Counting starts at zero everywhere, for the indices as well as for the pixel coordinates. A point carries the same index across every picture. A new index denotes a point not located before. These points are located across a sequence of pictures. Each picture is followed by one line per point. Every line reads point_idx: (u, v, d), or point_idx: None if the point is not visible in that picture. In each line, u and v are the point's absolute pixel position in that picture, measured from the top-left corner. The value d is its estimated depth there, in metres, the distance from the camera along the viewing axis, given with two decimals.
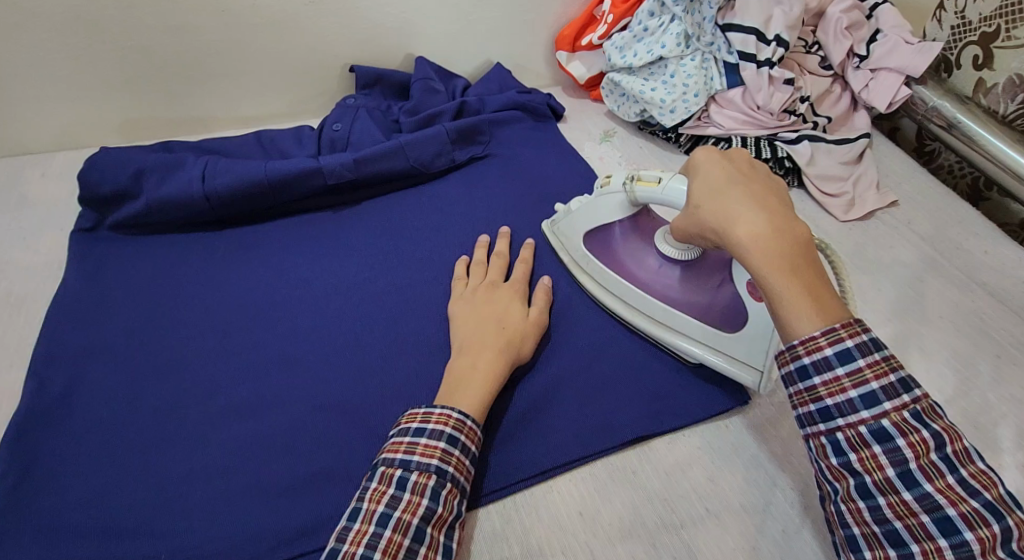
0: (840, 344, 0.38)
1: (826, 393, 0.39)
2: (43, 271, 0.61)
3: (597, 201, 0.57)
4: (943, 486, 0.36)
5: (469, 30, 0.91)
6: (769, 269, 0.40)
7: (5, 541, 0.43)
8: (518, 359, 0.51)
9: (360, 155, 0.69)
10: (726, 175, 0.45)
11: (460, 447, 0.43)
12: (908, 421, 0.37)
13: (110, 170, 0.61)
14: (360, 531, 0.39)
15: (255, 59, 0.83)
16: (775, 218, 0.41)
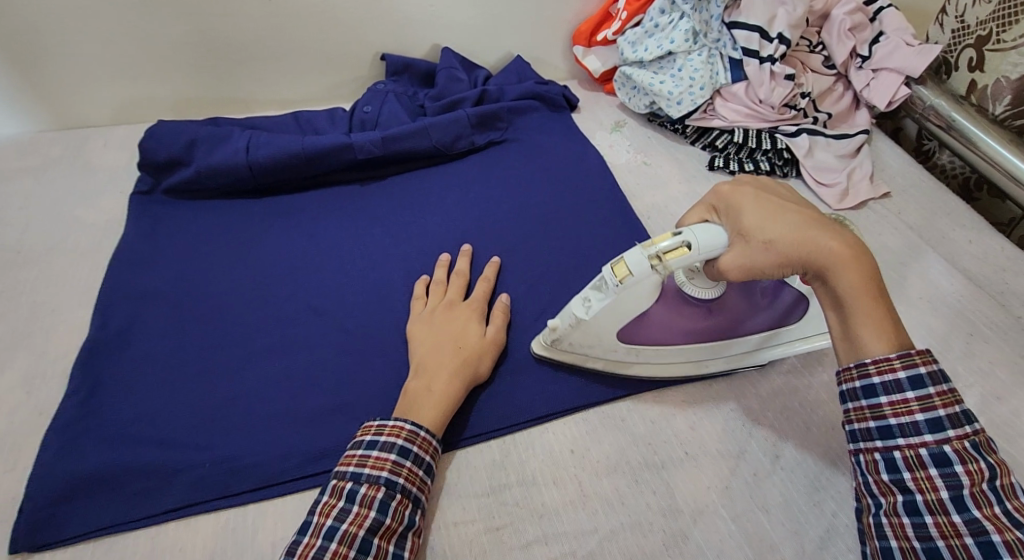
0: (914, 368, 0.43)
1: (891, 412, 0.43)
2: (103, 227, 0.73)
3: (619, 296, 0.52)
4: (990, 514, 0.38)
5: (493, 24, 0.98)
6: (857, 292, 0.45)
7: (78, 444, 0.52)
8: (475, 376, 0.56)
9: (387, 134, 0.79)
10: (780, 205, 0.47)
11: (411, 458, 0.49)
12: (968, 450, 0.41)
13: (166, 141, 0.73)
14: (309, 543, 0.43)
15: (294, 46, 0.92)
16: (846, 238, 0.46)
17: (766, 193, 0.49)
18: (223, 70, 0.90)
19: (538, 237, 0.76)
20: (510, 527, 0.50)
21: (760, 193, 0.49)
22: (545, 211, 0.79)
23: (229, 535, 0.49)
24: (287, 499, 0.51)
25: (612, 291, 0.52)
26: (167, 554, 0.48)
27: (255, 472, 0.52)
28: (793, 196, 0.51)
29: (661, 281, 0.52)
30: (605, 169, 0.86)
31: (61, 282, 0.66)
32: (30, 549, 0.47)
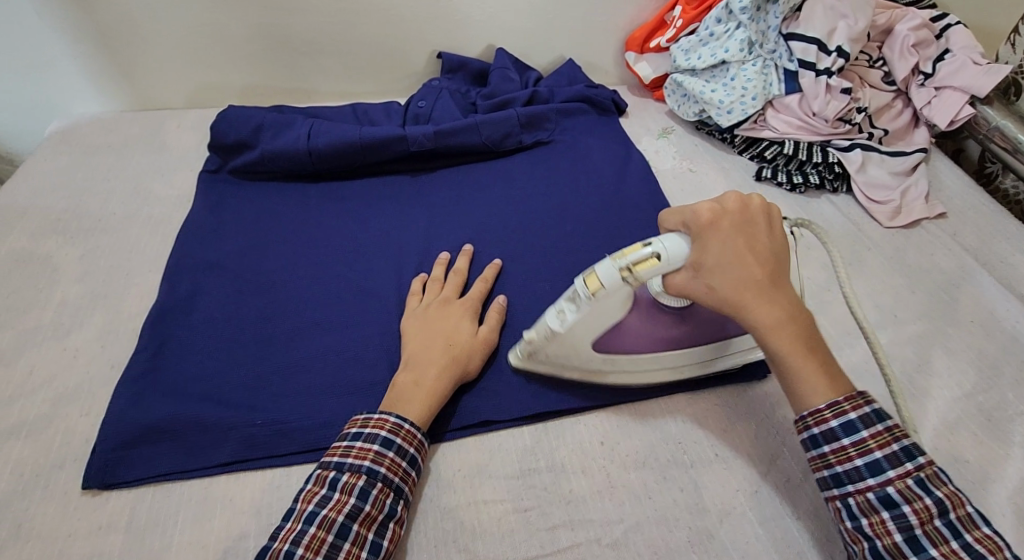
0: (844, 416, 0.46)
1: (835, 460, 0.46)
2: (175, 200, 0.81)
3: (592, 309, 0.52)
4: (946, 551, 0.42)
5: (545, 28, 1.04)
6: (787, 350, 0.47)
7: (144, 393, 0.57)
8: (463, 374, 0.57)
9: (439, 129, 0.85)
10: (739, 252, 0.48)
11: (394, 449, 0.50)
12: (912, 489, 0.44)
13: (237, 125, 0.82)
14: (291, 528, 0.46)
15: (359, 41, 1.00)
16: (785, 304, 0.48)
17: (734, 230, 0.49)
18: (292, 60, 1.00)
19: (579, 235, 0.79)
20: (537, 510, 0.52)
21: (728, 230, 0.49)
22: (589, 211, 0.82)
23: (274, 493, 0.52)
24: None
25: (587, 305, 0.51)
26: (216, 503, 0.51)
27: (300, 436, 0.55)
28: (770, 233, 0.51)
29: (631, 294, 0.52)
30: (648, 172, 0.90)
31: (138, 250, 0.73)
32: (100, 487, 0.51)
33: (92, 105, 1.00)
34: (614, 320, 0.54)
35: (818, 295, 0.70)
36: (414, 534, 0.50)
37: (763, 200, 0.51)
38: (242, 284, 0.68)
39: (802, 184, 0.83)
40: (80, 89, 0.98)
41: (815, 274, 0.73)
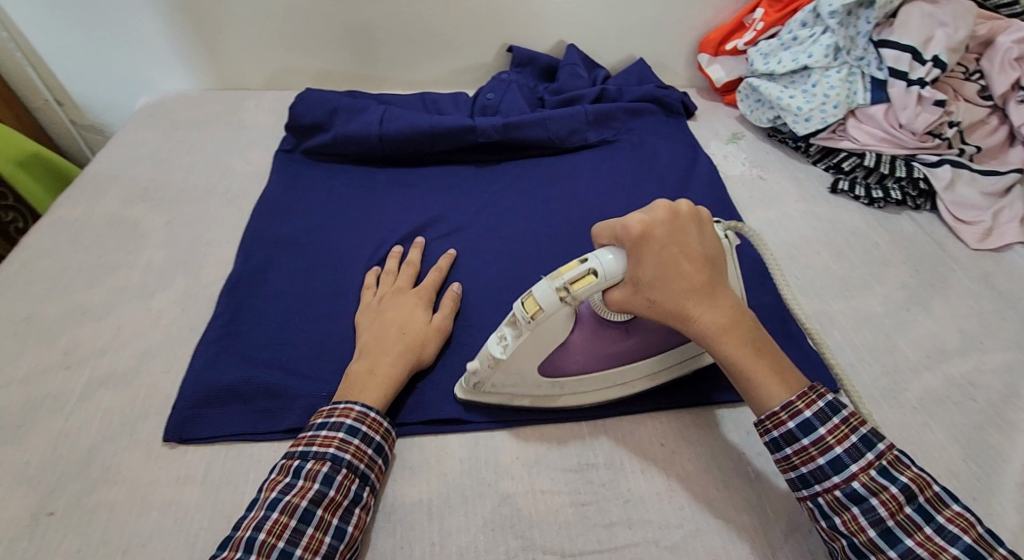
0: (800, 415, 0.49)
1: (800, 461, 0.49)
2: (253, 177, 0.86)
3: (532, 333, 0.51)
4: (921, 538, 0.44)
5: (618, 26, 1.03)
6: (732, 353, 0.50)
7: (219, 356, 0.60)
8: (418, 361, 0.59)
9: (509, 122, 0.89)
10: (677, 264, 0.49)
11: (359, 436, 0.51)
12: (876, 480, 0.46)
13: (311, 108, 0.88)
14: (254, 515, 0.46)
15: (432, 32, 1.02)
16: (727, 308, 0.51)
17: (669, 242, 0.50)
18: (367, 47, 1.02)
19: None
20: (595, 505, 0.52)
21: (662, 243, 0.49)
22: None
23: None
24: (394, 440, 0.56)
25: (524, 329, 0.51)
26: None
27: None
28: (702, 237, 0.52)
29: (571, 311, 0.52)
30: (716, 179, 0.89)
31: (216, 220, 0.77)
32: (177, 440, 0.54)
33: (177, 81, 1.05)
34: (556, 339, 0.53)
35: (894, 314, 0.68)
36: (473, 516, 0.51)
37: (691, 206, 0.52)
38: (314, 263, 0.71)
39: (881, 199, 0.81)
40: (168, 65, 1.03)
41: (890, 293, 0.70)
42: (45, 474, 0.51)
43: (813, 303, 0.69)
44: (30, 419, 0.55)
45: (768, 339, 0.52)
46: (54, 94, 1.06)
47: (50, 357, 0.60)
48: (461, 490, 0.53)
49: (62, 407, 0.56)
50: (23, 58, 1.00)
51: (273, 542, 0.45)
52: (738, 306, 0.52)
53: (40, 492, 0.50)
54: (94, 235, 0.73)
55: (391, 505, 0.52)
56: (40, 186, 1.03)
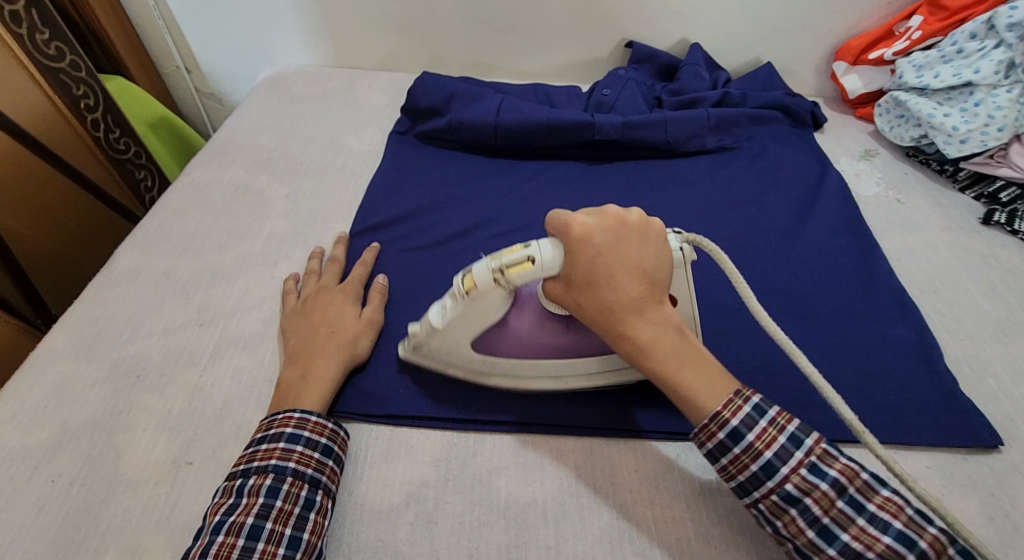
0: (728, 427, 0.46)
1: (735, 470, 0.47)
2: (366, 158, 0.88)
3: (463, 310, 0.53)
4: (857, 532, 0.44)
5: (748, 27, 0.98)
6: (656, 367, 0.48)
7: None
8: (352, 356, 0.60)
9: (629, 121, 0.86)
10: (608, 271, 0.48)
11: (301, 442, 0.51)
12: (807, 479, 0.45)
13: (431, 91, 0.89)
14: (200, 542, 0.45)
15: (552, 23, 1.00)
16: (656, 322, 0.48)
17: (606, 248, 0.48)
18: (484, 33, 1.02)
19: (758, 258, 0.76)
20: (719, 532, 0.51)
21: (600, 250, 0.48)
22: (775, 233, 0.80)
23: (452, 453, 0.56)
24: (511, 437, 0.57)
25: (457, 303, 0.53)
26: (402, 452, 0.56)
27: (492, 409, 0.59)
28: (648, 247, 0.49)
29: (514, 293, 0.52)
30: (848, 199, 0.83)
31: (333, 198, 0.81)
32: None
33: (300, 57, 1.08)
34: (490, 320, 0.54)
35: None
36: (587, 527, 0.51)
37: (642, 216, 0.50)
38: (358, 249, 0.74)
39: None
40: (292, 40, 1.06)
41: None
42: (183, 424, 0.56)
43: (960, 346, 0.66)
44: (170, 369, 0.61)
45: (710, 354, 0.49)
46: (184, 62, 1.10)
47: (186, 313, 0.66)
48: (577, 498, 0.53)
49: (198, 360, 0.62)
50: (163, 27, 1.04)
51: None
52: (675, 319, 0.49)
53: (177, 441, 0.55)
54: (229, 207, 0.78)
55: (506, 501, 0.53)
56: (164, 149, 1.10)
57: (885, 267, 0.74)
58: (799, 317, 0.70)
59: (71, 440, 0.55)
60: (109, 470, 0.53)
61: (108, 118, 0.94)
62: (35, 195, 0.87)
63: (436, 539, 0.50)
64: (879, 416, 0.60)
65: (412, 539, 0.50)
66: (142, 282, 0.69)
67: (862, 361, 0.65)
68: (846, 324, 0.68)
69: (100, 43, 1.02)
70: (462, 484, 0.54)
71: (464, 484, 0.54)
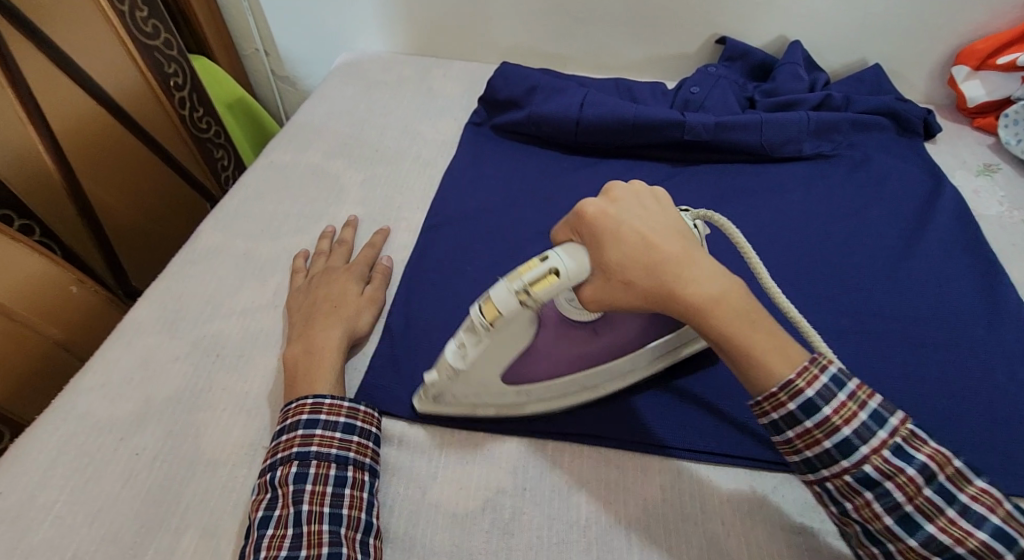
0: (801, 396, 0.41)
1: (805, 445, 0.42)
2: (441, 146, 0.86)
3: (493, 342, 0.46)
4: (944, 524, 0.38)
5: (857, 25, 0.90)
6: (734, 328, 0.42)
7: (422, 334, 0.62)
8: (355, 330, 0.59)
9: (722, 121, 0.81)
10: (641, 232, 0.44)
11: (320, 425, 0.48)
12: (890, 462, 0.39)
13: (511, 81, 0.86)
14: (250, 540, 0.43)
15: (640, 13, 0.94)
16: (717, 276, 0.44)
17: (625, 217, 0.45)
18: (567, 23, 0.97)
19: (863, 275, 0.70)
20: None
21: (616, 218, 0.45)
22: (882, 250, 0.73)
23: (530, 459, 0.53)
24: (591, 449, 0.53)
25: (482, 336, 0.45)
26: (476, 455, 0.53)
27: (564, 423, 0.54)
28: (665, 211, 0.47)
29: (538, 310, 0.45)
30: (962, 214, 0.76)
31: (408, 186, 0.79)
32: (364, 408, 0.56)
33: (375, 43, 1.06)
34: (519, 351, 0.48)
35: None
36: (675, 555, 0.47)
37: (647, 185, 0.49)
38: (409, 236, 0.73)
39: None
40: (370, 25, 1.04)
41: None
42: (260, 407, 0.55)
43: None
44: (249, 350, 0.59)
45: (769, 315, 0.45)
46: (263, 45, 1.10)
47: (264, 295, 0.65)
48: (663, 520, 0.49)
49: (273, 341, 0.60)
50: (247, 9, 1.04)
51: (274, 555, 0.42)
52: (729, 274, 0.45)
53: (254, 424, 0.54)
54: (306, 191, 0.77)
55: (586, 519, 0.49)
56: (240, 131, 1.11)
57: (1013, 297, 0.67)
58: (909, 345, 0.64)
59: (155, 414, 0.54)
60: (189, 447, 0.52)
61: (194, 97, 0.96)
62: (128, 174, 0.88)
63: (513, 551, 0.47)
64: (1010, 465, 0.55)
65: (489, 548, 0.47)
66: (220, 261, 0.68)
67: (986, 397, 0.59)
68: (966, 354, 0.63)
69: (189, 24, 1.03)
70: (540, 493, 0.50)
71: (541, 493, 0.50)
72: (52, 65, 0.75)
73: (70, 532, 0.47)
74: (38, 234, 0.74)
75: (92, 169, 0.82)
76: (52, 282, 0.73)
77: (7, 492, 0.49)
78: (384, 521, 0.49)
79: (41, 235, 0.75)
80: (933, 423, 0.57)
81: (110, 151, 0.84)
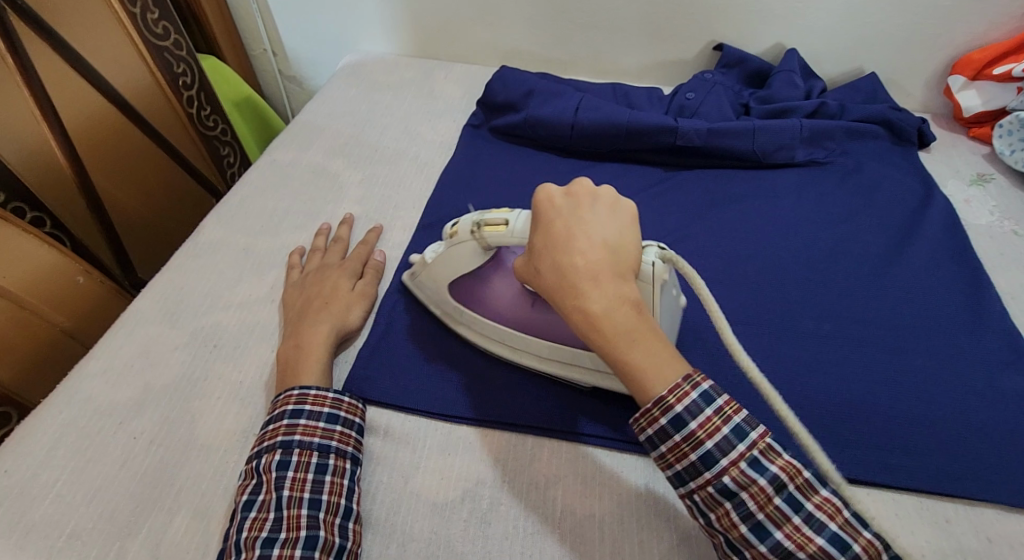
0: (670, 411, 0.42)
1: (674, 458, 0.43)
2: (439, 147, 0.88)
3: (450, 251, 0.58)
4: (790, 532, 0.40)
5: (853, 34, 0.91)
6: (611, 346, 0.44)
7: (413, 331, 0.64)
8: (347, 325, 0.61)
9: (714, 127, 0.82)
10: (567, 238, 0.47)
11: (305, 415, 0.51)
12: (745, 473, 0.41)
13: (509, 86, 0.88)
14: (235, 523, 0.46)
15: (639, 20, 0.96)
16: (612, 295, 0.45)
17: (566, 219, 0.48)
18: (566, 28, 0.99)
19: (847, 281, 0.72)
20: None
21: (561, 218, 0.49)
22: (869, 257, 0.74)
23: (512, 452, 0.55)
24: (570, 445, 0.55)
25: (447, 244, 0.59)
26: (459, 449, 0.55)
27: (542, 419, 0.56)
28: (612, 221, 0.49)
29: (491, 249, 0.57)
30: (949, 223, 0.77)
31: (405, 186, 0.81)
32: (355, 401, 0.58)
33: (380, 44, 1.09)
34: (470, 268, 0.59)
35: None
36: (645, 549, 0.49)
37: (610, 193, 0.50)
38: (404, 235, 0.75)
39: None
40: (375, 27, 1.06)
41: None
42: (253, 396, 0.57)
43: None
44: (245, 341, 0.62)
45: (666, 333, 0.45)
46: (271, 45, 1.13)
47: (261, 290, 0.67)
48: (636, 515, 0.50)
49: (268, 334, 0.62)
50: (256, 10, 1.07)
51: (256, 536, 0.44)
52: (630, 294, 0.45)
53: (247, 412, 0.56)
54: (306, 188, 0.79)
55: (562, 511, 0.51)
56: (249, 130, 1.13)
57: (996, 306, 0.68)
58: (891, 351, 0.65)
59: (154, 401, 0.57)
60: (185, 433, 0.54)
61: (201, 96, 0.99)
62: (138, 172, 0.91)
63: (489, 540, 0.49)
64: (986, 471, 0.55)
65: (466, 536, 0.49)
66: (221, 256, 0.70)
67: (964, 403, 0.60)
68: (946, 361, 0.64)
69: (198, 23, 1.05)
70: (517, 486, 0.52)
71: (519, 486, 0.52)
72: (67, 66, 0.79)
73: (69, 509, 0.49)
74: (48, 227, 0.76)
75: (103, 168, 0.85)
76: (59, 272, 0.76)
77: (11, 470, 0.52)
78: (367, 506, 0.51)
79: (52, 227, 0.77)
80: (911, 428, 0.58)
81: (120, 148, 0.87)
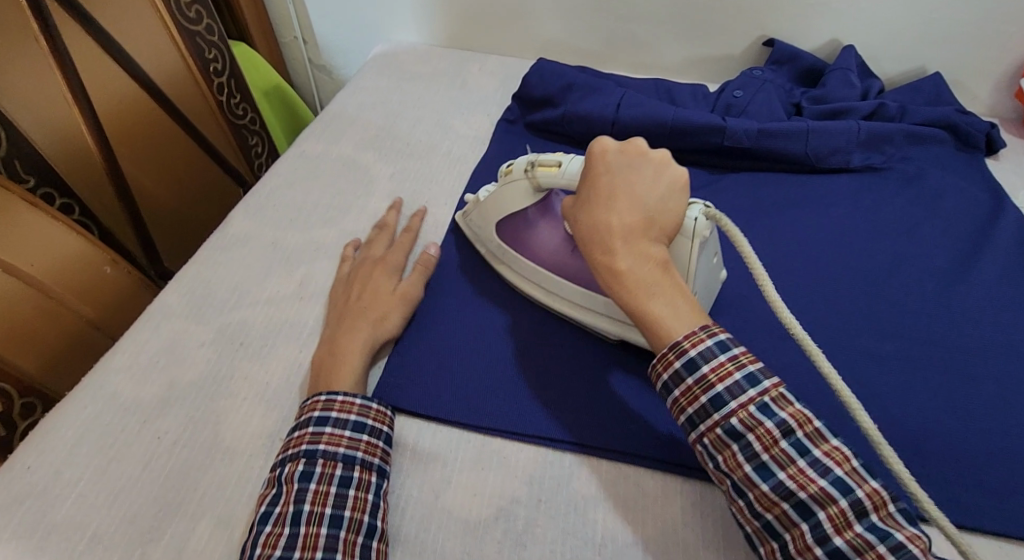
0: (685, 357, 0.43)
1: (686, 402, 0.43)
2: (473, 141, 0.85)
3: (503, 190, 0.62)
4: (793, 472, 0.39)
5: (916, 29, 0.85)
6: (627, 295, 0.46)
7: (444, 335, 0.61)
8: (387, 330, 0.58)
9: (764, 128, 0.78)
10: (606, 189, 0.50)
11: (330, 423, 0.48)
12: (753, 416, 0.40)
13: (549, 79, 0.85)
14: (250, 535, 0.44)
15: (685, 12, 0.91)
16: (642, 255, 0.47)
17: (611, 171, 0.50)
18: (608, 19, 0.95)
19: (908, 296, 0.67)
20: None
21: (607, 169, 0.50)
22: (931, 272, 0.69)
23: (548, 470, 0.51)
24: (611, 465, 0.52)
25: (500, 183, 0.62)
26: (491, 465, 0.52)
27: (584, 435, 0.53)
28: (657, 185, 0.49)
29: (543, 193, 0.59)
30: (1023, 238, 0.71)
31: (437, 182, 0.78)
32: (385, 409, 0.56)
33: (414, 33, 1.06)
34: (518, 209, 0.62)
35: None
36: None
37: (665, 155, 0.50)
38: (438, 233, 0.72)
39: None
40: (408, 15, 1.03)
41: None
42: (279, 399, 0.55)
43: None
44: (272, 340, 0.59)
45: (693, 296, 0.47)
46: (302, 32, 1.11)
47: (288, 287, 0.64)
48: (683, 547, 0.47)
49: (297, 333, 0.60)
50: None
51: (269, 553, 0.42)
52: (654, 255, 0.47)
53: (274, 417, 0.54)
54: (337, 181, 0.77)
55: (600, 538, 0.47)
56: (276, 120, 1.12)
57: None
58: (959, 376, 0.60)
59: (177, 399, 0.55)
60: (210, 434, 0.52)
61: (231, 83, 0.99)
62: (168, 156, 0.89)
63: None
64: None
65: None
66: (250, 249, 0.68)
67: None
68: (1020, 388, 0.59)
69: (230, 10, 1.02)
70: (554, 508, 0.49)
71: (556, 508, 0.49)
72: (100, 48, 0.77)
73: (90, 511, 0.48)
74: (76, 214, 0.75)
75: (133, 150, 0.83)
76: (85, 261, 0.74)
77: (34, 467, 0.50)
78: (395, 523, 0.48)
79: (80, 215, 0.75)
80: (983, 462, 0.54)
81: (150, 130, 0.86)
